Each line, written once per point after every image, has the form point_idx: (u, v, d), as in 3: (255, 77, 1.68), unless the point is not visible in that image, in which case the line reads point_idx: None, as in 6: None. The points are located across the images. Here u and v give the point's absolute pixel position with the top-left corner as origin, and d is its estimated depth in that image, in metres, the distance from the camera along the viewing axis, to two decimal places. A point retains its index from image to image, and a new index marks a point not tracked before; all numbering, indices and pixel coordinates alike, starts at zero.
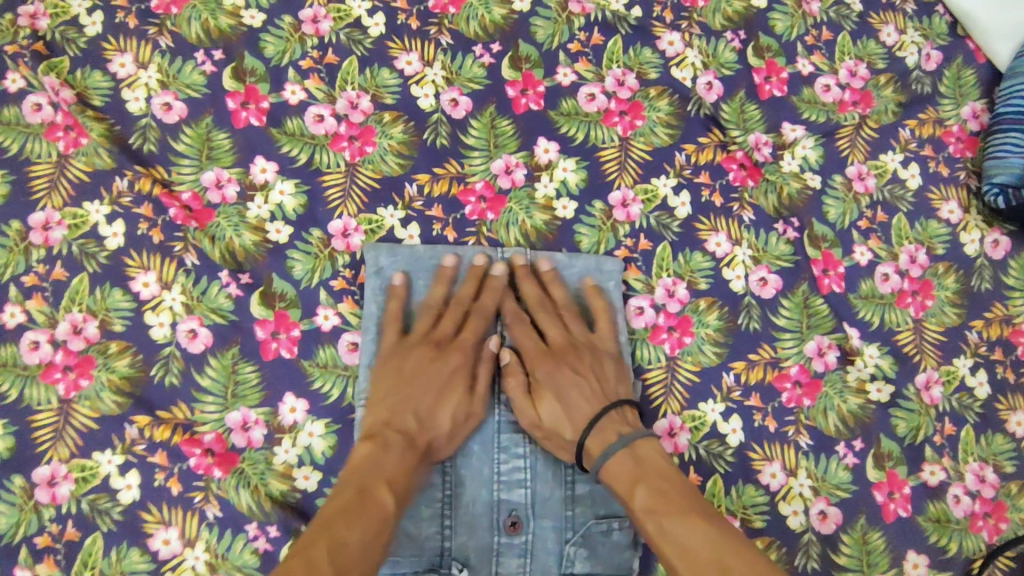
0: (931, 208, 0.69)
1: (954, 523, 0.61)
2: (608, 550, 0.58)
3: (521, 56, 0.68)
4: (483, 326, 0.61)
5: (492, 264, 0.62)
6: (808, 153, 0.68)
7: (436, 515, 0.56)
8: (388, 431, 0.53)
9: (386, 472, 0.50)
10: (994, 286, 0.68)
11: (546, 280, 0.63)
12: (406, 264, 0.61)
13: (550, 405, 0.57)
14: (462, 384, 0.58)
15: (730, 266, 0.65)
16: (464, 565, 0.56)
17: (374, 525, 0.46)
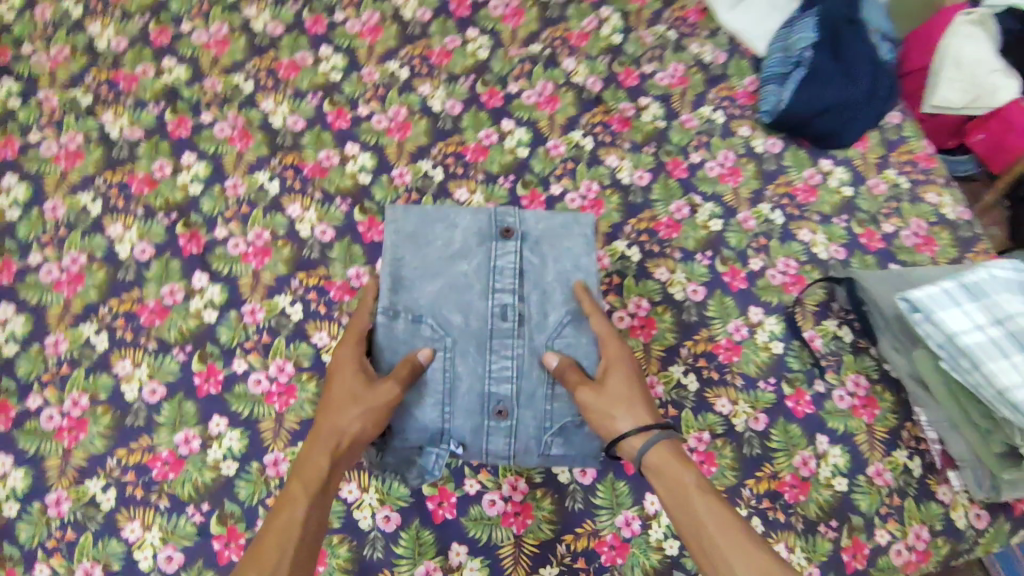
0: (733, 131, 1.20)
1: (774, 288, 1.06)
2: (579, 438, 0.88)
3: (487, 80, 1.21)
4: (478, 257, 0.90)
5: (487, 217, 0.92)
6: (655, 111, 1.21)
7: (438, 404, 0.86)
8: (314, 439, 0.78)
9: (306, 468, 0.75)
10: (777, 167, 1.17)
11: (530, 227, 0.92)
12: (416, 216, 0.91)
13: (618, 380, 0.83)
14: (359, 388, 0.81)
15: (620, 171, 1.14)
16: (461, 444, 0.87)
17: (290, 510, 0.71)
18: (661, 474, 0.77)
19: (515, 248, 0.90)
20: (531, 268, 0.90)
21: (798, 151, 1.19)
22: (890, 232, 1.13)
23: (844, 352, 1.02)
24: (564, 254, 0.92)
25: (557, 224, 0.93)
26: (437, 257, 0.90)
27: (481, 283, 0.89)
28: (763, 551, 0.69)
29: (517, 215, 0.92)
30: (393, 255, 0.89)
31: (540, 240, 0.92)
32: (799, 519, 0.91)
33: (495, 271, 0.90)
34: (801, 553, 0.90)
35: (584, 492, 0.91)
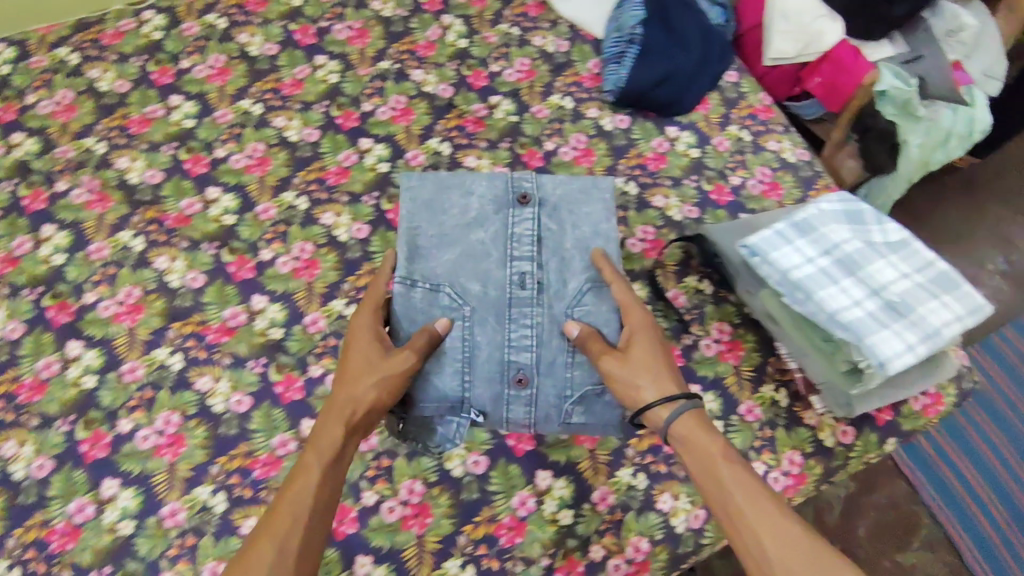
0: (582, 114, 1.26)
1: (635, 256, 1.12)
2: (600, 407, 0.94)
3: (342, 103, 1.24)
4: (495, 224, 0.97)
5: (504, 184, 1.00)
6: (507, 107, 1.26)
7: (458, 371, 0.93)
8: (330, 407, 0.83)
9: (322, 436, 0.80)
10: (627, 142, 1.24)
11: (548, 193, 0.99)
12: (434, 184, 0.98)
13: (640, 349, 0.87)
14: (376, 357, 0.85)
15: (480, 170, 1.20)
16: (481, 413, 0.94)
17: (304, 477, 0.76)
18: (689, 444, 0.81)
19: (532, 215, 0.98)
20: (549, 234, 0.98)
21: (645, 123, 1.27)
22: (738, 183, 1.21)
23: (705, 305, 1.09)
24: (583, 219, 0.99)
25: (573, 188, 1.01)
26: (452, 225, 0.97)
27: (498, 251, 0.96)
28: (786, 516, 0.75)
29: (534, 181, 1.00)
30: (411, 225, 0.96)
31: (558, 206, 0.99)
32: (680, 467, 0.97)
33: (512, 238, 0.97)
34: (686, 497, 0.95)
35: (479, 481, 0.96)
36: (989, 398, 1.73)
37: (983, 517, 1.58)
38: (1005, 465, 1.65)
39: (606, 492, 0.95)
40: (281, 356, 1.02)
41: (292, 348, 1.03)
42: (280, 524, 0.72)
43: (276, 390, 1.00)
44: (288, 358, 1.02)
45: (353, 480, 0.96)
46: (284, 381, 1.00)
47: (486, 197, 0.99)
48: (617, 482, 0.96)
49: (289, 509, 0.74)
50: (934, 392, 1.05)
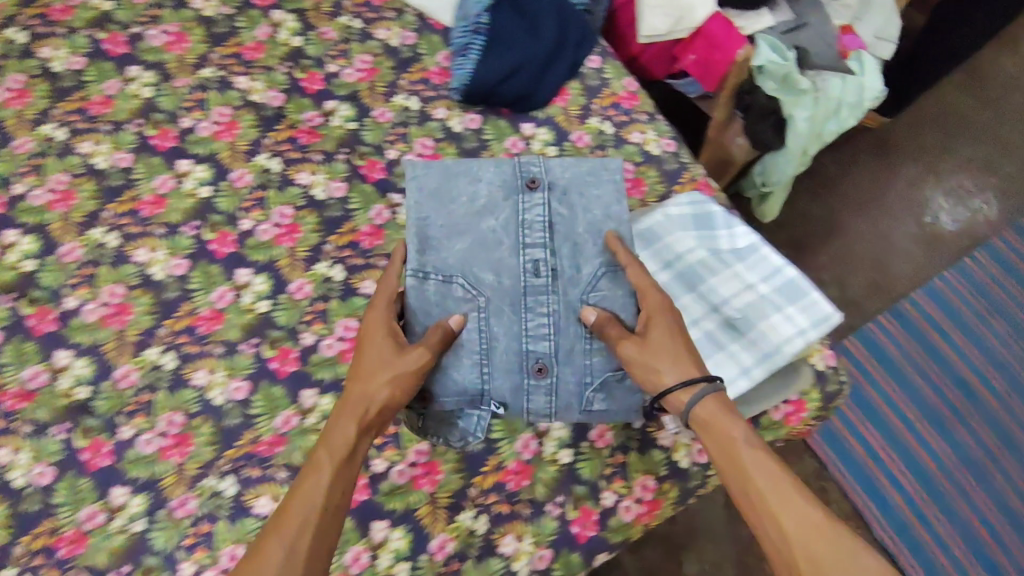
0: (429, 115, 1.16)
1: None
2: (622, 391, 0.91)
3: (157, 121, 1.12)
4: (505, 211, 0.92)
5: (511, 168, 0.94)
6: (345, 113, 1.15)
7: (477, 365, 0.88)
8: (345, 402, 0.81)
9: (333, 434, 0.78)
10: (479, 143, 1.15)
11: (556, 176, 0.94)
12: (439, 172, 0.92)
13: (661, 332, 0.83)
14: (392, 351, 0.82)
15: (315, 187, 1.08)
16: (502, 404, 0.90)
17: (313, 474, 0.75)
18: (712, 430, 0.79)
19: (542, 200, 0.92)
20: (559, 219, 0.93)
21: (498, 121, 1.17)
22: None
23: None
24: (596, 202, 0.94)
25: (582, 169, 0.95)
26: (461, 213, 0.91)
27: (510, 238, 0.91)
28: (812, 507, 0.73)
29: (541, 165, 0.94)
30: (421, 216, 0.90)
31: (569, 190, 0.94)
32: (525, 505, 0.92)
33: (523, 224, 0.92)
34: (529, 538, 0.90)
35: None
36: (896, 366, 1.75)
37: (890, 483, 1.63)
38: (911, 431, 1.68)
39: (444, 539, 0.89)
40: (85, 417, 0.95)
41: (98, 408, 0.96)
42: (288, 525, 0.70)
43: (82, 456, 0.93)
44: (92, 419, 0.95)
45: (169, 550, 0.90)
46: (89, 447, 0.94)
47: (494, 183, 0.93)
48: (457, 527, 0.90)
49: (299, 508, 0.72)
50: (796, 400, 0.98)
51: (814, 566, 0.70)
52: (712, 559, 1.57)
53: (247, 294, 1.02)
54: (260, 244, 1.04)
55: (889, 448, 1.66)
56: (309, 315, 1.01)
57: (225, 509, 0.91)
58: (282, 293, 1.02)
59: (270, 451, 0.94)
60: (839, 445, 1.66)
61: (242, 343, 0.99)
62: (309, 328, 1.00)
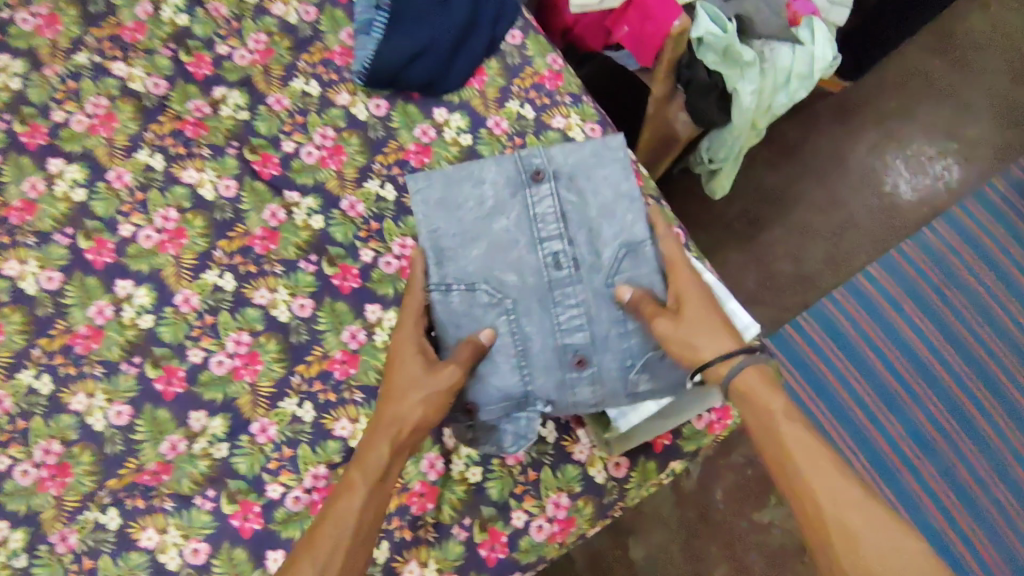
0: (330, 101, 1.05)
1: (387, 277, 0.97)
2: (664, 368, 0.86)
3: (25, 115, 1.02)
4: (516, 209, 0.90)
5: (513, 164, 0.91)
6: (236, 101, 1.04)
7: (516, 367, 0.86)
8: (378, 421, 0.79)
9: (366, 453, 0.77)
10: (386, 132, 1.05)
11: (560, 164, 0.91)
12: (441, 180, 0.89)
13: (695, 309, 0.82)
14: (423, 368, 0.80)
15: (201, 186, 0.99)
16: (547, 401, 0.85)
17: (348, 494, 0.74)
18: (750, 397, 0.77)
19: (550, 192, 0.90)
20: (569, 207, 0.90)
21: (407, 106, 1.07)
22: None
23: None
24: (604, 182, 0.91)
25: (585, 152, 0.92)
26: (472, 218, 0.89)
27: (526, 236, 0.89)
28: (844, 474, 0.72)
29: (543, 155, 0.91)
30: (431, 228, 0.88)
31: (575, 176, 0.91)
32: (430, 529, 0.86)
33: (537, 219, 0.89)
34: (433, 565, 0.85)
35: (198, 571, 0.85)
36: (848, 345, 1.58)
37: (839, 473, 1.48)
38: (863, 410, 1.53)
39: None
40: None
41: None
42: (319, 547, 0.70)
43: None
44: None
45: None
46: None
47: (499, 181, 0.90)
48: None
49: (330, 533, 0.72)
50: (721, 408, 0.93)
51: (848, 534, 0.69)
52: (659, 542, 1.45)
53: (127, 308, 0.94)
54: (142, 252, 0.96)
55: (839, 433, 1.52)
56: (196, 330, 0.93)
57: (109, 543, 0.86)
58: (166, 306, 0.94)
59: (155, 480, 0.88)
60: None
61: (123, 363, 0.92)
62: (196, 344, 0.92)
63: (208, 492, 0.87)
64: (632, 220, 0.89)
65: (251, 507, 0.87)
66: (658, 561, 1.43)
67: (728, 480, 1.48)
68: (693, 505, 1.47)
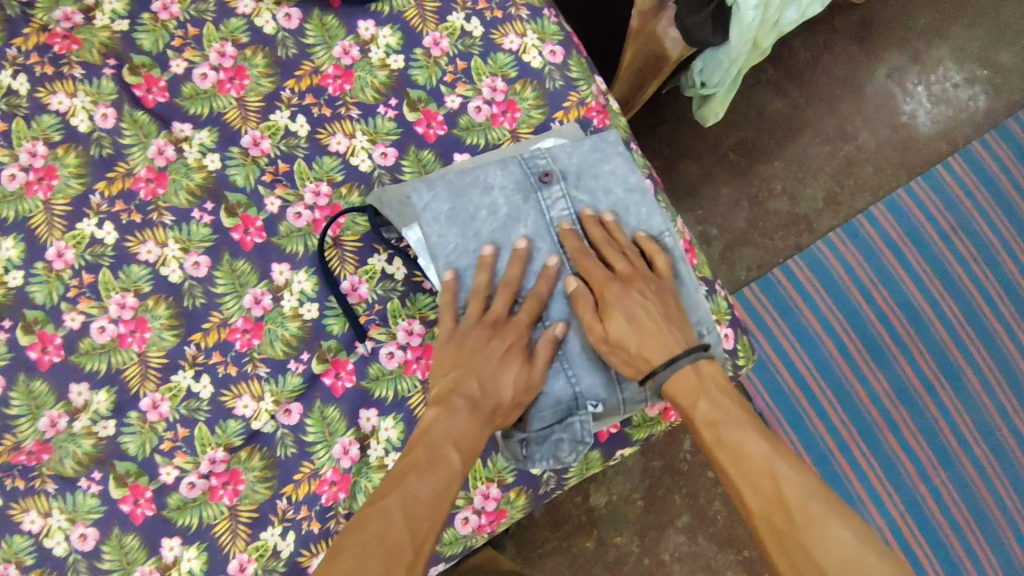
0: (230, 9, 0.88)
1: (297, 232, 0.83)
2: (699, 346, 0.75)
3: None
4: (530, 214, 0.75)
5: (518, 166, 0.77)
6: (114, 6, 0.87)
7: (558, 370, 0.72)
8: (454, 396, 0.68)
9: (453, 436, 0.66)
10: (299, 50, 0.88)
11: (566, 162, 0.77)
12: (445, 190, 0.75)
13: (620, 321, 0.68)
14: (521, 352, 0.69)
15: (73, 115, 0.84)
16: (597, 401, 0.72)
17: (440, 476, 0.63)
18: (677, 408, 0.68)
19: (561, 191, 0.76)
20: (583, 205, 0.76)
21: (324, 17, 0.89)
22: (455, 107, 0.88)
23: (394, 295, 0.82)
24: (612, 178, 0.78)
25: (587, 148, 0.78)
26: (488, 230, 0.74)
27: (546, 241, 0.75)
28: (784, 480, 0.61)
29: (547, 155, 0.77)
30: (443, 249, 0.74)
31: (582, 172, 0.77)
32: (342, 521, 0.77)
33: (553, 222, 0.76)
34: None
35: (87, 559, 0.76)
36: (838, 286, 1.41)
37: (817, 424, 1.34)
38: (848, 360, 1.38)
39: (244, 561, 0.76)
40: None
41: None
42: (419, 527, 0.60)
43: None
44: None
45: None
46: None
47: (508, 186, 0.76)
48: (259, 548, 0.76)
49: (427, 510, 0.61)
50: None
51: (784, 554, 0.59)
52: (622, 491, 1.34)
53: None
54: (6, 194, 0.82)
55: (821, 385, 1.37)
56: (73, 291, 0.80)
57: None
58: (38, 262, 0.81)
59: (34, 460, 0.77)
60: (770, 378, 1.37)
61: None
62: (73, 308, 0.80)
63: (94, 474, 0.77)
64: (648, 214, 0.77)
65: (142, 492, 0.77)
66: (620, 510, 1.33)
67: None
68: (659, 455, 1.36)
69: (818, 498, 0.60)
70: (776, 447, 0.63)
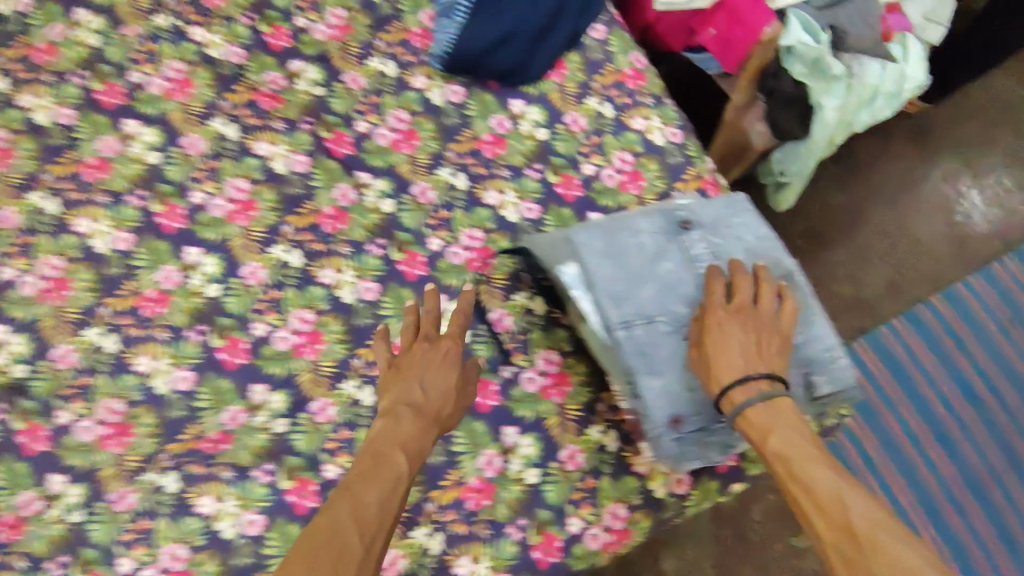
0: (407, 83, 1.06)
1: (454, 268, 0.96)
2: (837, 370, 0.82)
3: (104, 74, 1.03)
4: (674, 252, 0.86)
5: (662, 216, 0.90)
6: (313, 75, 1.05)
7: None
8: (397, 408, 0.74)
9: (399, 441, 0.71)
10: (461, 119, 1.05)
11: (701, 215, 0.91)
12: (600, 232, 0.88)
13: (712, 344, 0.75)
14: (455, 365, 0.80)
15: (273, 159, 1.00)
16: None
17: (387, 476, 0.67)
18: (752, 434, 0.71)
19: (700, 237, 0.88)
20: (720, 247, 0.87)
21: (484, 94, 1.07)
22: (590, 174, 1.03)
23: (533, 328, 0.94)
24: (743, 229, 0.90)
25: (718, 207, 0.92)
26: (638, 262, 0.85)
27: (688, 273, 0.85)
28: (854, 509, 0.62)
29: (685, 208, 0.91)
30: (600, 275, 0.84)
31: (716, 224, 0.90)
32: (483, 526, 0.85)
33: (695, 259, 0.86)
34: (486, 562, 0.84)
35: (252, 544, 0.84)
36: (903, 369, 1.51)
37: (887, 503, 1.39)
38: (913, 440, 1.45)
39: (397, 556, 0.83)
40: (23, 401, 0.88)
41: (37, 392, 0.88)
42: (367, 521, 0.62)
43: (14, 440, 0.86)
44: (29, 402, 0.88)
45: (108, 544, 0.83)
46: (23, 431, 0.87)
47: (653, 231, 0.88)
48: (411, 545, 0.83)
49: (374, 504, 0.64)
50: None
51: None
52: (692, 557, 1.39)
53: (195, 276, 0.94)
54: (210, 220, 0.96)
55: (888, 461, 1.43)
56: (262, 304, 0.93)
57: (167, 507, 0.85)
58: (233, 278, 0.94)
59: (214, 449, 0.87)
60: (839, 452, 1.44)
61: (189, 329, 0.92)
62: (261, 318, 0.93)
63: (268, 466, 0.87)
64: (778, 258, 0.87)
65: (308, 485, 0.86)
66: None
67: (766, 502, 1.44)
68: (729, 523, 1.42)
69: (887, 529, 0.60)
70: (845, 479, 0.65)
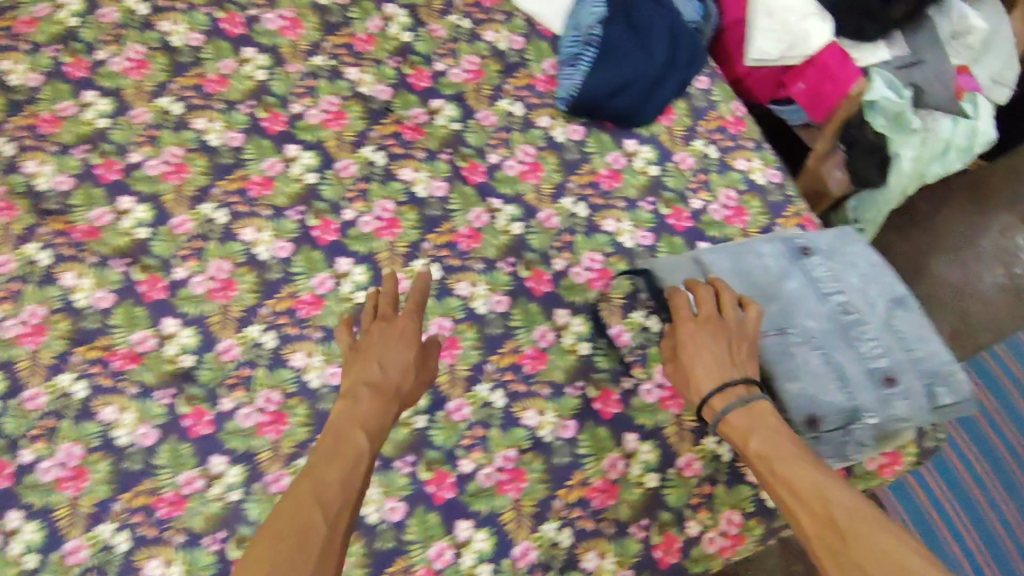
0: (533, 122, 1.18)
1: (577, 287, 1.06)
2: (954, 382, 0.90)
3: (268, 104, 1.17)
4: (796, 273, 0.96)
5: (781, 242, 1.00)
6: (450, 112, 1.18)
7: (838, 386, 0.87)
8: (356, 389, 0.76)
9: (360, 420, 0.72)
10: (581, 155, 1.16)
11: (818, 242, 1.00)
12: (728, 254, 0.98)
13: (681, 356, 0.82)
14: (412, 344, 0.83)
15: (416, 183, 1.12)
16: (871, 413, 0.87)
17: (347, 453, 0.68)
18: (735, 439, 0.75)
19: (819, 260, 0.98)
20: (839, 270, 0.97)
21: (601, 134, 1.18)
22: (698, 208, 1.13)
23: (650, 344, 1.02)
24: (857, 255, 0.99)
25: (832, 235, 1.02)
26: (765, 281, 0.95)
27: (812, 292, 0.94)
28: (838, 504, 0.62)
29: (802, 236, 1.01)
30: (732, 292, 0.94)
31: (832, 250, 0.99)
32: (608, 524, 0.92)
33: (817, 279, 0.95)
34: (611, 557, 0.91)
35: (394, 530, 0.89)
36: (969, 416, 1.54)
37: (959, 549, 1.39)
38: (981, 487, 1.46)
39: (528, 547, 0.89)
40: (191, 387, 0.97)
41: (204, 379, 0.98)
42: (331, 495, 0.62)
43: (183, 421, 0.95)
44: (197, 387, 0.97)
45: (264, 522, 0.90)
46: (192, 414, 0.95)
47: (776, 254, 0.98)
48: (540, 538, 0.90)
49: (336, 478, 0.64)
50: (892, 453, 0.97)
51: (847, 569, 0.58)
52: None
53: (346, 283, 1.05)
54: (359, 234, 1.08)
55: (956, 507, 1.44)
56: None
57: None
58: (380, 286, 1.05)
59: None
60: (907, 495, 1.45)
61: None
62: None
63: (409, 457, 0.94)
64: (892, 281, 0.97)
65: (446, 477, 0.93)
66: None
67: None
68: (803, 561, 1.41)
69: (871, 521, 0.59)
70: (827, 477, 0.66)
